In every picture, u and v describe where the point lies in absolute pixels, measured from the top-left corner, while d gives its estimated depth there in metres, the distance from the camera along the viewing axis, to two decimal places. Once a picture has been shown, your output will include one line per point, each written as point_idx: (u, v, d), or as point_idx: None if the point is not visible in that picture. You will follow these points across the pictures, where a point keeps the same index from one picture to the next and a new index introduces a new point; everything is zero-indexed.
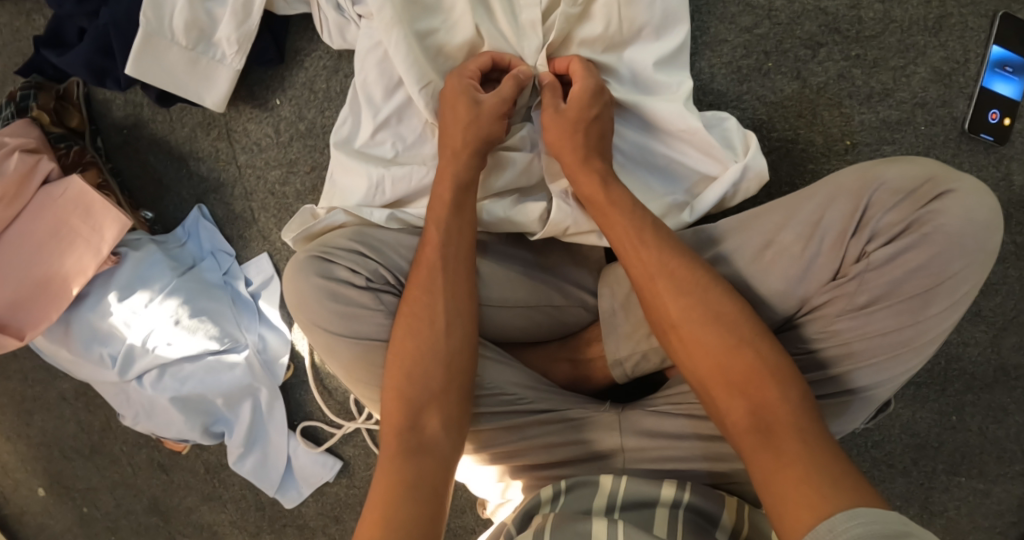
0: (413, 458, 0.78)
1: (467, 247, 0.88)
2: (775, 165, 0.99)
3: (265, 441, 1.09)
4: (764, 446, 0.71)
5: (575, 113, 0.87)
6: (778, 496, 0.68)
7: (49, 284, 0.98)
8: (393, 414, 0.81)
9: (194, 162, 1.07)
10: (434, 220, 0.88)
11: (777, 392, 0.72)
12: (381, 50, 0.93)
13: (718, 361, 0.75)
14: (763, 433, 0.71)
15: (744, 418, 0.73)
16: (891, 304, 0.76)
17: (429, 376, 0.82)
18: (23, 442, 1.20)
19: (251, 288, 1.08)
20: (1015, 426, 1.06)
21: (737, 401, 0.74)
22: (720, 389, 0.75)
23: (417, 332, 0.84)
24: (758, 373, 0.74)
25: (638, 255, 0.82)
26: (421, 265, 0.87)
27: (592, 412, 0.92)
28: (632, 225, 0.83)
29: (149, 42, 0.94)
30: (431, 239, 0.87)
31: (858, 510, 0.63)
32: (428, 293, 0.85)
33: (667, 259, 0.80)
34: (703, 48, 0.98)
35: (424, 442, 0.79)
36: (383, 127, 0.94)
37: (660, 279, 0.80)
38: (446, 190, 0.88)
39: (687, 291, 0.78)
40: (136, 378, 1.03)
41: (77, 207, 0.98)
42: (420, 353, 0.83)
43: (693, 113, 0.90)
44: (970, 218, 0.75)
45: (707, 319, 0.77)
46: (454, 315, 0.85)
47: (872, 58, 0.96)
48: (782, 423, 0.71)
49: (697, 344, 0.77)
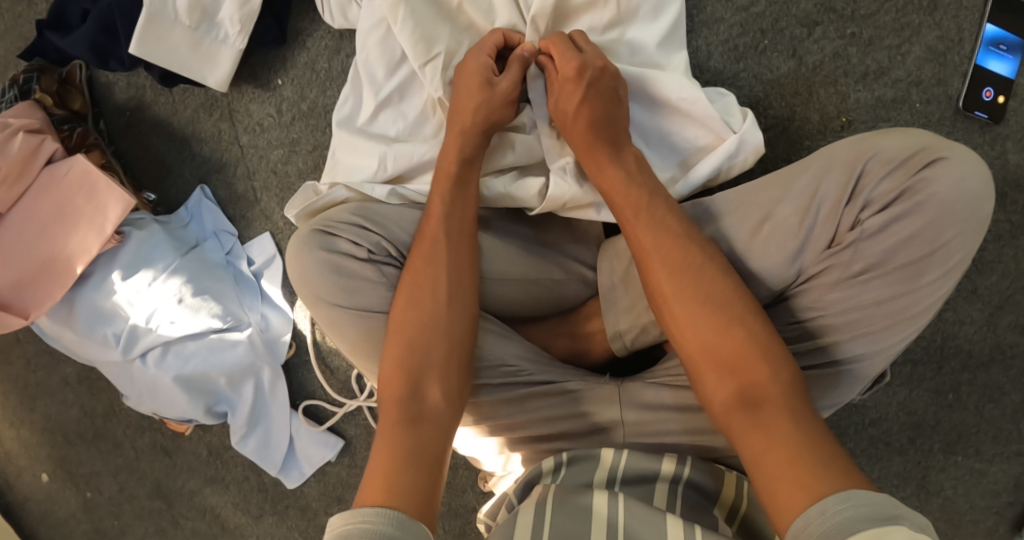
0: (414, 428, 0.78)
1: (469, 221, 0.90)
2: (771, 143, 0.98)
3: (267, 420, 1.09)
4: (752, 420, 0.72)
5: (568, 100, 0.88)
6: (769, 474, 0.69)
7: (54, 262, 0.99)
8: (389, 384, 0.82)
9: (196, 143, 1.07)
10: (436, 192, 0.89)
11: (769, 370, 0.73)
12: (383, 27, 0.94)
13: (713, 334, 0.76)
14: (754, 411, 0.72)
15: (731, 395, 0.74)
16: (885, 273, 0.77)
17: (429, 348, 0.83)
18: (26, 428, 1.23)
19: (252, 268, 1.07)
20: (1011, 405, 1.07)
21: (727, 378, 0.75)
22: (709, 366, 0.76)
23: (419, 312, 0.85)
24: (747, 350, 0.75)
25: (641, 229, 0.83)
26: (421, 237, 0.89)
27: (592, 385, 0.92)
28: (640, 194, 0.85)
29: (152, 22, 0.95)
30: (433, 212, 0.89)
31: (848, 494, 0.64)
32: (431, 271, 0.87)
33: (675, 232, 0.81)
34: (701, 26, 0.98)
35: (424, 411, 0.80)
36: (385, 105, 0.96)
37: (661, 251, 0.81)
38: (449, 163, 0.90)
39: (682, 261, 0.80)
40: (139, 357, 1.03)
41: (81, 186, 0.99)
42: (420, 324, 0.84)
43: (692, 84, 0.91)
44: (962, 185, 0.75)
45: (703, 296, 0.78)
46: (456, 290, 0.87)
47: (867, 37, 0.97)
48: (772, 399, 0.72)
49: (689, 322, 0.77)
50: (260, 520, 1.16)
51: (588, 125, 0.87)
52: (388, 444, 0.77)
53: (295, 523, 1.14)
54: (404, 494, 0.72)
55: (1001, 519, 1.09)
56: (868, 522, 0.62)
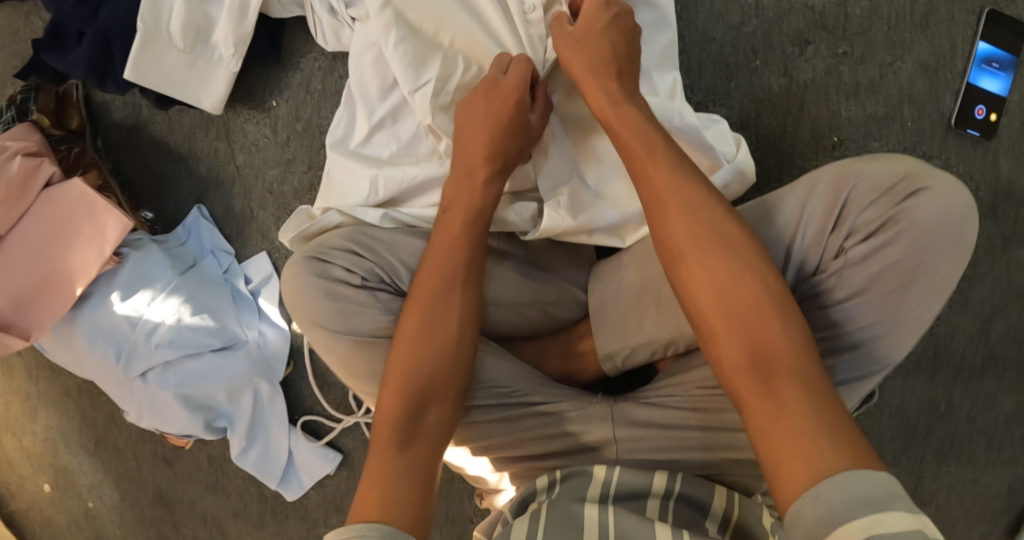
0: (416, 438, 0.81)
1: (482, 239, 0.90)
2: (762, 162, 0.97)
3: (267, 434, 1.11)
4: (764, 388, 0.70)
5: (586, 30, 0.87)
6: (771, 442, 0.67)
7: (54, 282, 0.99)
8: (389, 402, 0.82)
9: (193, 161, 1.08)
10: (457, 200, 0.90)
11: (782, 332, 0.72)
12: (375, 50, 0.95)
13: (721, 296, 0.75)
14: (761, 371, 0.71)
15: (738, 350, 0.72)
16: (870, 299, 0.77)
17: (436, 358, 0.85)
18: (29, 438, 1.26)
19: (250, 286, 1.09)
20: (1004, 414, 1.08)
21: (734, 329, 0.73)
22: (718, 315, 0.74)
23: (434, 320, 0.86)
24: (761, 307, 0.73)
25: (652, 179, 0.81)
26: (439, 242, 0.89)
27: (585, 405, 0.94)
28: (645, 141, 0.83)
29: (147, 45, 0.96)
30: (454, 223, 0.89)
31: (848, 473, 0.63)
32: (448, 282, 0.88)
33: (684, 186, 0.80)
34: (692, 46, 0.97)
35: (421, 433, 0.82)
36: (379, 127, 0.97)
37: (674, 197, 0.79)
38: (477, 166, 0.90)
39: (700, 230, 0.78)
40: (140, 375, 1.04)
41: (79, 207, 1.00)
42: (427, 343, 0.85)
43: (689, 112, 0.89)
44: (944, 214, 0.75)
45: (715, 246, 0.77)
46: (467, 319, 0.88)
47: (859, 55, 0.96)
48: (781, 366, 0.70)
49: (699, 269, 0.76)
50: (261, 529, 1.17)
51: (601, 55, 0.86)
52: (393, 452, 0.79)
53: (295, 532, 1.16)
54: (400, 504, 0.74)
55: (995, 527, 1.11)
56: (865, 506, 0.61)
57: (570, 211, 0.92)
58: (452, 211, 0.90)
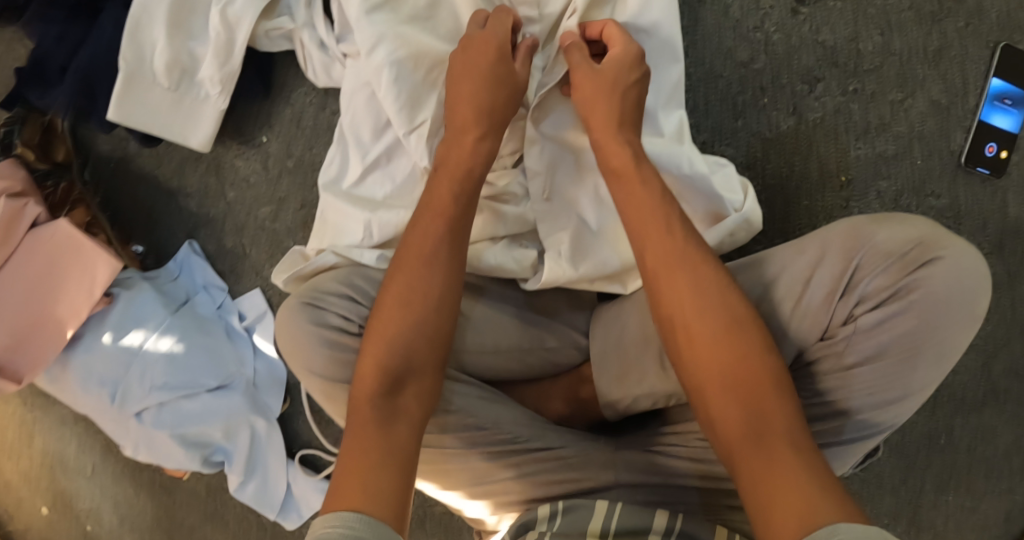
0: (393, 422, 0.77)
1: (463, 217, 0.86)
2: (767, 203, 0.94)
3: (265, 467, 1.09)
4: (756, 453, 0.72)
5: (612, 73, 0.86)
6: (765, 506, 0.69)
7: (43, 325, 0.98)
8: (367, 376, 0.79)
9: (182, 197, 1.06)
10: (440, 186, 0.86)
11: (779, 405, 0.74)
12: (368, 89, 0.93)
13: (721, 366, 0.76)
14: (758, 442, 0.72)
15: (737, 424, 0.74)
16: (880, 366, 0.77)
17: (416, 345, 0.82)
18: (25, 461, 1.24)
19: (245, 323, 1.07)
20: (1004, 445, 1.08)
21: (733, 406, 0.75)
22: (719, 391, 0.76)
23: (414, 303, 0.83)
24: (762, 379, 0.75)
25: (661, 247, 0.82)
26: (419, 223, 0.85)
27: (587, 450, 0.92)
28: (659, 208, 0.83)
29: (131, 83, 0.93)
30: (434, 207, 0.85)
31: (839, 527, 0.64)
32: (427, 265, 0.84)
33: (693, 259, 0.81)
34: (698, 83, 0.94)
35: (398, 413, 0.78)
36: (373, 168, 0.94)
37: (681, 273, 0.80)
38: (459, 160, 0.86)
39: (706, 305, 0.78)
40: (135, 414, 1.03)
41: (67, 250, 0.98)
42: (406, 316, 0.82)
43: (698, 159, 0.87)
44: (958, 284, 0.75)
45: (720, 326, 0.77)
46: (446, 298, 0.84)
47: (870, 92, 0.93)
48: (776, 439, 0.72)
49: (704, 346, 0.77)
50: None
51: (619, 113, 0.86)
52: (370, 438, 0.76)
53: None
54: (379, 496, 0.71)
55: None
56: None
57: (572, 260, 0.90)
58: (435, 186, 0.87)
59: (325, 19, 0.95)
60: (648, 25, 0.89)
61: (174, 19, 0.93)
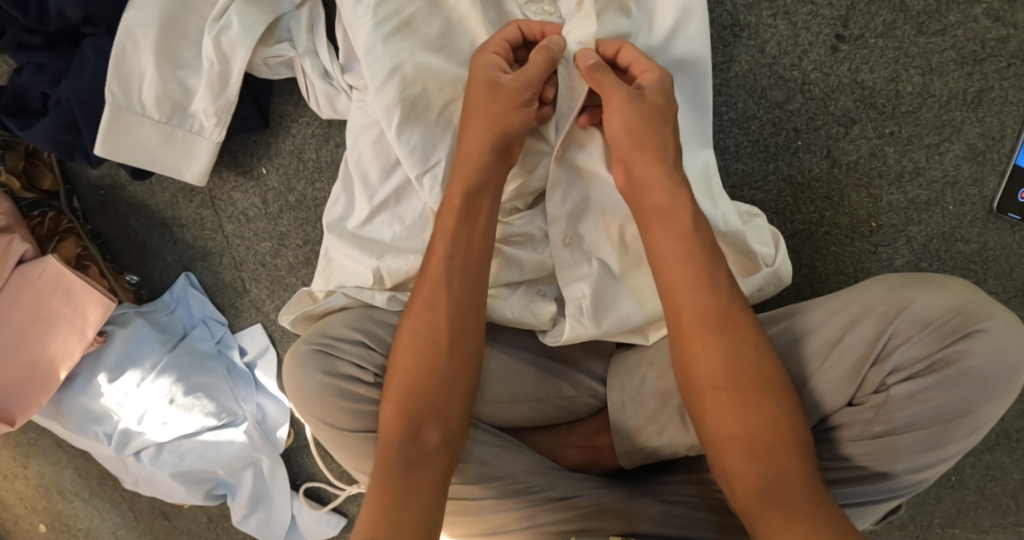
0: (412, 474, 0.74)
1: (478, 263, 0.80)
2: (795, 249, 0.93)
3: (268, 501, 1.06)
4: (775, 513, 0.68)
5: (658, 100, 0.78)
6: None
7: (36, 368, 0.93)
8: (389, 423, 0.76)
9: (177, 228, 1.03)
10: (443, 229, 0.80)
11: (798, 467, 0.69)
12: (377, 129, 0.86)
13: (746, 425, 0.72)
14: (774, 500, 0.69)
15: (753, 481, 0.70)
16: (910, 436, 0.73)
17: (433, 396, 0.77)
18: (20, 482, 1.20)
19: (245, 358, 1.05)
20: (1012, 483, 1.03)
21: (748, 462, 0.71)
22: (734, 449, 0.72)
23: (427, 355, 0.78)
24: (781, 437, 0.70)
25: (677, 295, 0.75)
26: (429, 270, 0.80)
27: (600, 499, 0.86)
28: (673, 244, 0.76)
29: (118, 117, 0.88)
30: (438, 250, 0.80)
31: None
32: (438, 316, 0.79)
33: (710, 306, 0.74)
34: (731, 124, 0.92)
35: (416, 465, 0.74)
36: (381, 209, 0.87)
37: (698, 320, 0.74)
38: (457, 196, 0.80)
39: (717, 355, 0.73)
40: (134, 453, 1.00)
41: (57, 290, 0.94)
42: (425, 369, 0.78)
43: (734, 216, 0.82)
44: (999, 360, 0.71)
45: (735, 379, 0.72)
46: (460, 344, 0.79)
47: (906, 136, 0.89)
48: (793, 499, 0.68)
49: (718, 401, 0.73)
50: None
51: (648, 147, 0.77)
52: (392, 493, 0.72)
53: None
54: None
55: None
56: None
57: (593, 317, 0.84)
58: (441, 224, 0.81)
59: (329, 46, 0.88)
60: (677, 62, 0.83)
61: (163, 48, 0.87)
